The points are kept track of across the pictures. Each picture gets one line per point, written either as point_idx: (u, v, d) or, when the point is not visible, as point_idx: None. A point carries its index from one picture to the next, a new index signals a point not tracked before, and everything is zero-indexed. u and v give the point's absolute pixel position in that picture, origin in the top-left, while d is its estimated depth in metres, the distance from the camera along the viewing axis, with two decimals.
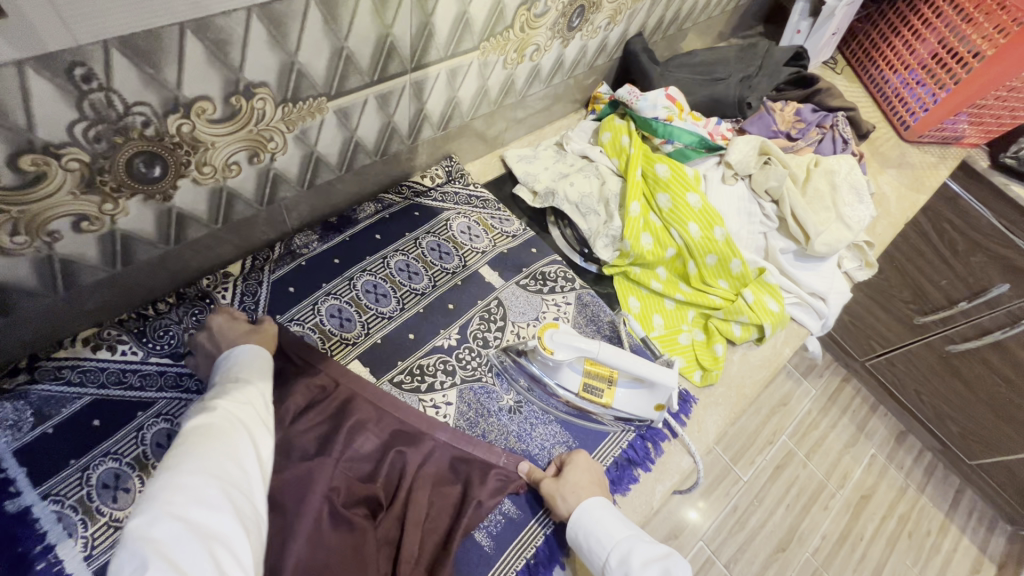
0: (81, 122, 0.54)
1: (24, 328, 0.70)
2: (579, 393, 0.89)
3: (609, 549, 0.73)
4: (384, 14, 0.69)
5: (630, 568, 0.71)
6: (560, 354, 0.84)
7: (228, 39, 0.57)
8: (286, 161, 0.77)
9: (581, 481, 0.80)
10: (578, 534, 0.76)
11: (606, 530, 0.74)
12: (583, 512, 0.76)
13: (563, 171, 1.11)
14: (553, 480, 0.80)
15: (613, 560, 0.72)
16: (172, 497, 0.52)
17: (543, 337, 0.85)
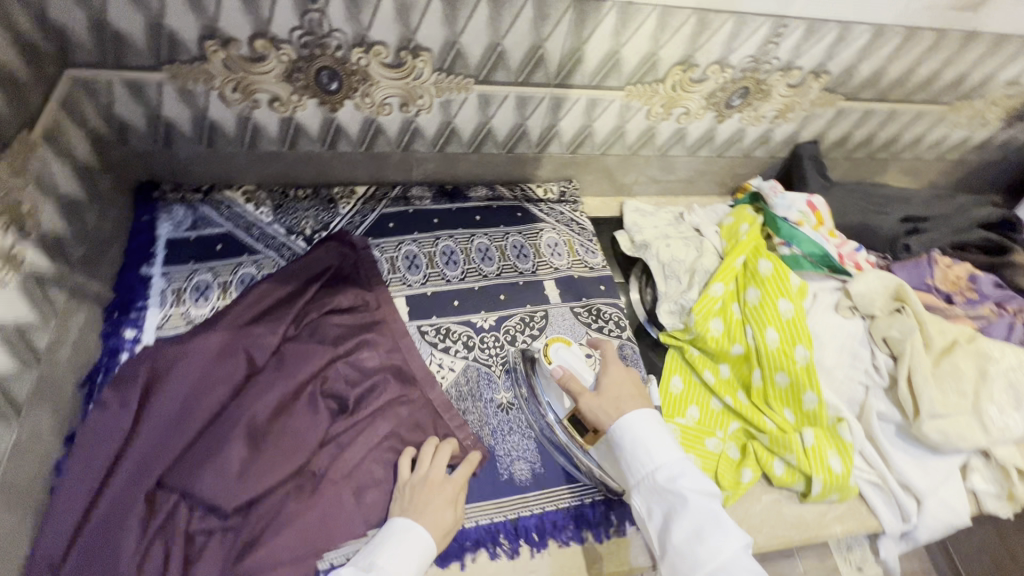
0: (298, 29, 0.76)
1: (214, 164, 0.97)
2: (565, 422, 0.84)
3: (658, 464, 0.72)
4: (541, 28, 0.82)
5: (676, 488, 0.70)
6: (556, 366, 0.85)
7: (413, 6, 0.76)
8: (427, 119, 0.94)
9: (623, 398, 0.78)
10: (624, 440, 0.74)
11: (657, 450, 0.73)
12: (630, 419, 0.75)
13: (669, 234, 1.11)
14: (594, 398, 0.79)
15: (660, 477, 0.72)
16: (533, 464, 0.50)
17: (549, 347, 0.87)
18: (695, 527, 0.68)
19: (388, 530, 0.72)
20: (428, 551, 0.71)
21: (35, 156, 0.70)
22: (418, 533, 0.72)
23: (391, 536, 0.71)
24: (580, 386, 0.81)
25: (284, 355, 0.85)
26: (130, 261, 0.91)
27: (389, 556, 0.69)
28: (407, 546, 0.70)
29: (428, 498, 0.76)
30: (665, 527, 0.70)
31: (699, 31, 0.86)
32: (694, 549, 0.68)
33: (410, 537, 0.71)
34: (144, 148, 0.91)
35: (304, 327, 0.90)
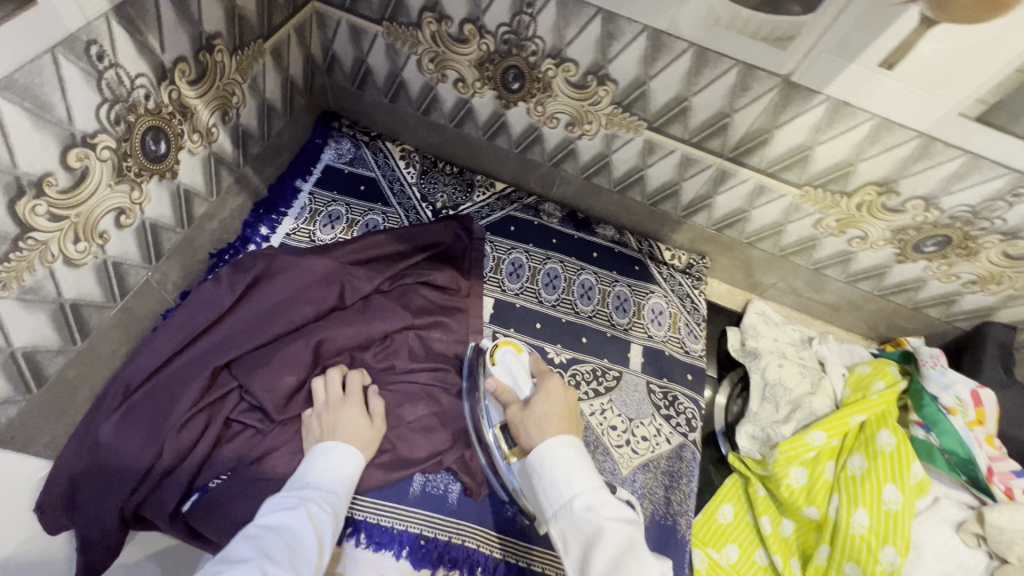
0: (505, 26, 0.80)
1: (389, 117, 1.06)
2: (496, 429, 0.77)
3: (576, 491, 0.61)
4: (737, 99, 0.77)
5: (593, 517, 0.58)
6: (496, 371, 0.79)
7: (617, 38, 0.75)
8: (587, 145, 0.94)
9: (547, 417, 0.68)
10: (541, 466, 0.64)
11: (576, 472, 0.62)
12: (550, 443, 0.64)
13: (786, 353, 0.99)
14: (519, 412, 0.71)
15: (578, 503, 0.60)
16: None
17: (498, 348, 0.81)
18: (614, 557, 0.56)
19: (310, 458, 0.72)
20: (352, 461, 0.72)
21: (259, 62, 0.81)
22: (339, 449, 0.72)
23: (317, 460, 0.71)
24: (511, 396, 0.74)
25: (369, 304, 0.90)
26: (292, 172, 1.04)
27: (319, 470, 0.69)
28: (337, 460, 0.71)
29: (339, 418, 0.75)
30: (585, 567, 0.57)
31: (916, 158, 0.75)
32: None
33: (336, 451, 0.72)
34: (343, 84, 1.02)
35: (396, 287, 0.94)
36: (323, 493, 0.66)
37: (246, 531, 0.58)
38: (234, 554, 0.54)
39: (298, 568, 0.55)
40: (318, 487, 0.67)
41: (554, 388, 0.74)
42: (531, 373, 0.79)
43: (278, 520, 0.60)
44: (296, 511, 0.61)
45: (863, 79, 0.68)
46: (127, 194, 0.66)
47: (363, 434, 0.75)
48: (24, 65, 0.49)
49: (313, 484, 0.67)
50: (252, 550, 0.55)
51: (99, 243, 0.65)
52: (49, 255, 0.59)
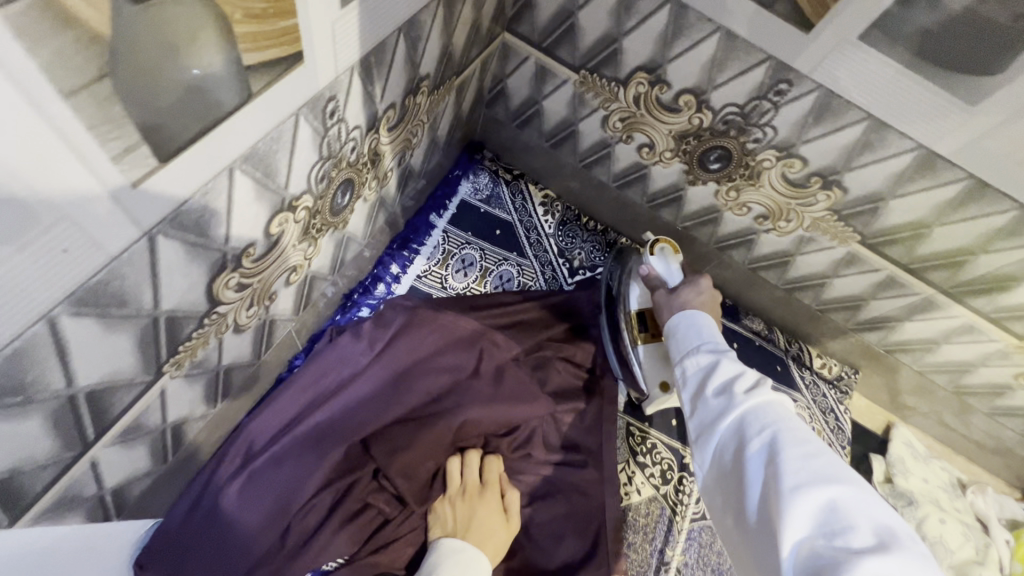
0: (734, 107, 0.69)
1: (540, 160, 0.96)
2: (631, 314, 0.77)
3: (705, 341, 0.56)
4: (996, 241, 0.66)
5: (716, 357, 0.54)
6: (650, 259, 0.77)
7: (875, 149, 0.64)
8: (771, 239, 0.83)
9: (694, 303, 0.64)
10: (677, 329, 0.61)
11: (710, 331, 0.58)
12: (692, 313, 0.61)
13: (940, 502, 0.89)
14: (665, 298, 0.68)
15: (703, 347, 0.56)
16: (806, 470, 0.41)
17: (656, 244, 0.79)
18: (727, 381, 0.50)
19: (434, 555, 0.63)
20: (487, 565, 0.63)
21: (444, 99, 0.71)
22: (470, 551, 0.63)
23: (448, 559, 0.62)
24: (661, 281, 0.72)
25: (505, 376, 0.79)
26: (427, 204, 0.94)
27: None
28: (468, 568, 0.61)
29: (474, 514, 0.68)
30: (696, 395, 0.52)
31: None
32: (717, 402, 0.49)
33: (470, 556, 0.62)
34: (501, 119, 0.92)
35: (533, 358, 0.84)
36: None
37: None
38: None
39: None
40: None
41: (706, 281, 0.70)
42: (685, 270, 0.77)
43: None
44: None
45: None
46: (303, 252, 0.57)
47: (496, 537, 0.67)
48: (269, 132, 0.39)
49: None
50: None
51: (265, 305, 0.56)
52: (224, 326, 0.50)
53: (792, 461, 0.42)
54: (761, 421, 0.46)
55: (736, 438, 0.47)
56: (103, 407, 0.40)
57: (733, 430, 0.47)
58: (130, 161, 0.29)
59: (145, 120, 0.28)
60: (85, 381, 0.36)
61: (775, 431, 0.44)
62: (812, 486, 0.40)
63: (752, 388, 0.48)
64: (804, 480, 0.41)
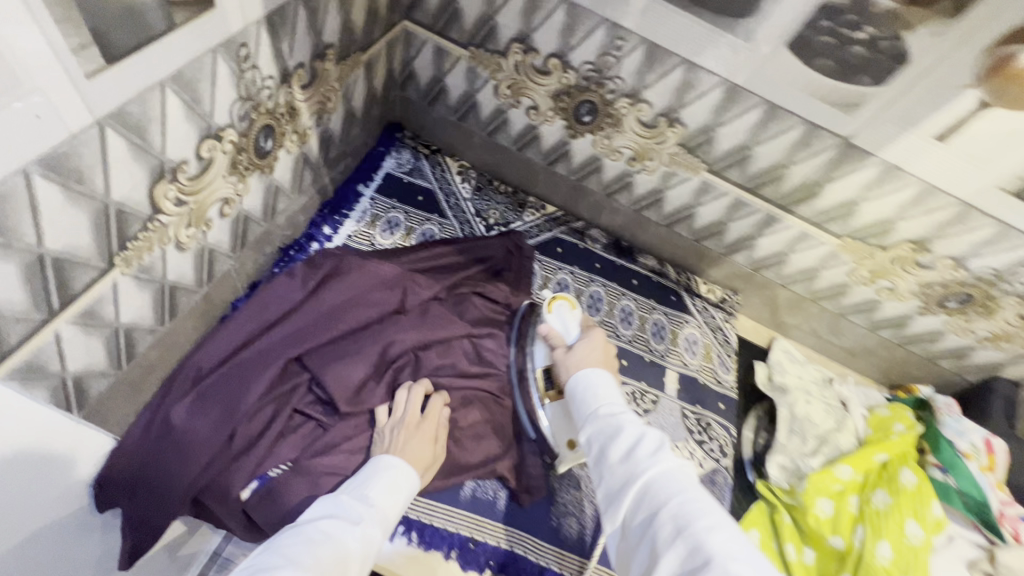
0: (588, 64, 0.86)
1: (452, 133, 1.11)
2: (539, 371, 0.84)
3: (602, 403, 0.62)
4: (797, 153, 0.84)
5: (614, 418, 0.59)
6: (550, 319, 0.84)
7: (695, 87, 0.82)
8: (644, 179, 1.00)
9: (588, 357, 0.72)
10: (577, 387, 0.67)
11: (607, 391, 0.64)
12: (585, 372, 0.68)
13: (810, 391, 1.05)
14: (563, 355, 0.76)
15: (602, 408, 0.61)
16: (709, 536, 0.47)
17: (553, 300, 0.87)
18: (631, 450, 0.56)
19: (369, 466, 0.70)
20: (411, 482, 0.70)
21: (354, 72, 0.85)
22: (403, 469, 0.70)
23: (381, 471, 0.69)
24: (557, 340, 0.79)
25: (427, 311, 0.92)
26: (355, 177, 1.07)
27: (381, 487, 0.66)
28: (398, 480, 0.69)
29: (410, 438, 0.75)
30: (601, 460, 0.57)
31: (953, 222, 0.83)
32: (626, 472, 0.54)
33: (404, 472, 0.70)
34: (414, 99, 1.07)
35: (452, 297, 0.98)
36: (377, 513, 0.64)
37: (304, 529, 0.56)
38: (294, 554, 0.51)
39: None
40: (377, 508, 0.64)
41: (598, 338, 0.76)
42: (581, 325, 0.83)
43: (332, 528, 0.57)
44: (355, 527, 0.59)
45: (916, 148, 0.76)
46: (234, 186, 0.69)
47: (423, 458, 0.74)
48: (193, 61, 0.52)
49: (372, 502, 0.64)
50: (309, 559, 0.52)
51: (203, 229, 0.67)
52: (166, 237, 0.61)
53: (700, 534, 0.48)
54: (668, 492, 0.52)
55: (644, 510, 0.52)
56: (66, 279, 0.50)
57: (642, 500, 0.53)
58: (84, 55, 0.41)
59: (94, 25, 0.41)
60: (52, 245, 0.47)
61: (678, 499, 0.50)
62: (714, 552, 0.46)
63: (653, 454, 0.54)
64: (706, 543, 0.47)
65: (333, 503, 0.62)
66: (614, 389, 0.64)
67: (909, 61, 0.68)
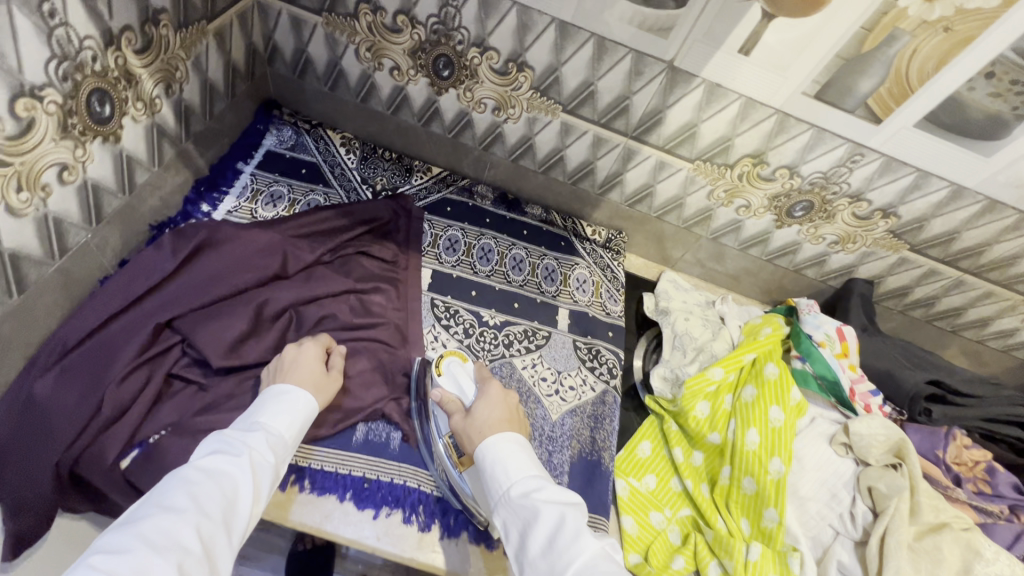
0: (433, 17, 0.90)
1: (329, 104, 1.13)
2: (448, 440, 0.81)
3: (512, 482, 0.67)
4: (633, 82, 0.91)
5: (529, 502, 0.64)
6: (442, 381, 0.85)
7: (531, 28, 0.87)
8: (512, 128, 1.05)
9: (486, 418, 0.76)
10: (485, 463, 0.71)
11: (512, 466, 0.69)
12: (491, 440, 0.72)
13: (693, 311, 1.12)
14: (462, 420, 0.78)
15: (512, 490, 0.66)
16: None
17: (442, 360, 0.87)
18: (551, 538, 0.61)
19: (263, 395, 0.73)
20: (305, 402, 0.74)
21: (203, 42, 0.87)
22: (296, 391, 0.74)
23: (272, 398, 0.72)
24: (455, 406, 0.80)
25: (311, 274, 0.95)
26: (233, 154, 1.07)
27: (270, 411, 0.70)
28: (292, 404, 0.72)
29: (295, 355, 0.80)
30: (522, 548, 0.62)
31: (777, 131, 0.91)
32: (550, 564, 0.59)
33: (298, 394, 0.74)
34: (284, 74, 1.09)
35: (337, 259, 1.01)
36: (268, 433, 0.67)
37: (184, 472, 0.59)
38: (170, 503, 0.55)
39: (227, 526, 0.57)
40: (268, 431, 0.67)
41: (495, 394, 0.81)
42: (473, 379, 0.85)
43: (216, 464, 0.61)
44: (240, 458, 0.62)
45: (727, 63, 0.84)
46: (70, 151, 0.69)
47: (315, 377, 0.78)
48: None
49: (262, 426, 0.68)
50: (186, 501, 0.56)
51: (41, 195, 0.67)
52: None
53: None
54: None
55: None
56: None
57: None
58: None
59: None
60: None
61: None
62: None
63: (569, 538, 0.60)
64: None
65: (218, 439, 0.65)
66: (526, 465, 0.69)
67: None
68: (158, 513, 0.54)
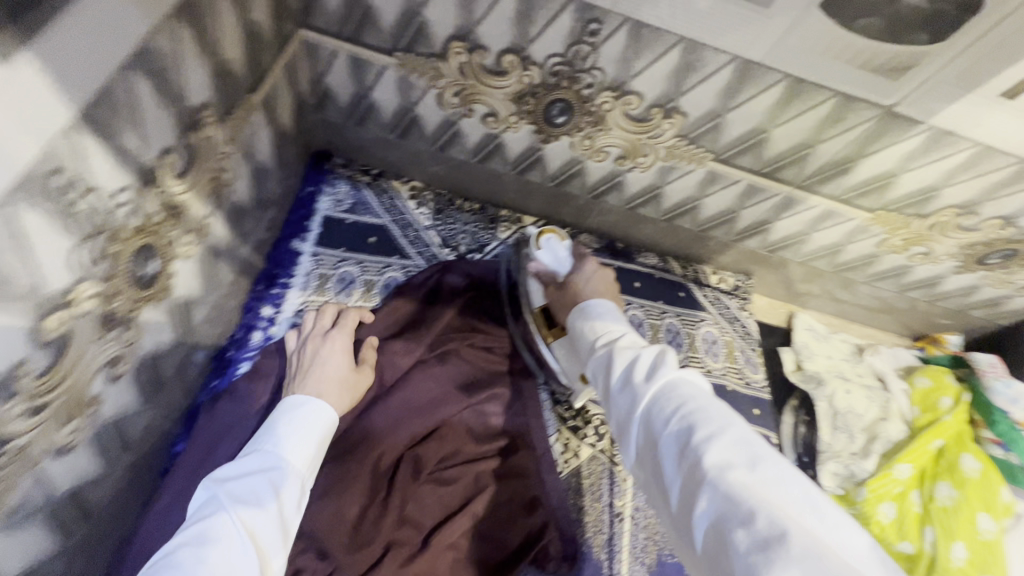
0: (556, 56, 0.66)
1: (393, 152, 0.89)
2: (536, 311, 0.77)
3: (599, 332, 0.58)
4: (826, 129, 0.68)
5: (613, 348, 0.54)
6: (540, 254, 0.76)
7: (697, 68, 0.63)
8: (637, 177, 0.83)
9: (587, 291, 0.68)
10: (576, 322, 0.63)
11: (601, 319, 0.59)
12: (588, 304, 0.63)
13: (845, 373, 0.96)
14: (558, 292, 0.71)
15: (598, 341, 0.57)
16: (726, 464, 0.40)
17: (541, 234, 0.78)
18: (629, 373, 0.50)
19: (271, 420, 0.53)
20: (327, 432, 0.54)
21: (249, 122, 0.63)
22: (319, 408, 0.55)
23: (292, 408, 0.54)
24: (550, 277, 0.74)
25: (412, 384, 0.75)
26: (286, 231, 0.85)
27: (295, 435, 0.51)
28: (310, 424, 0.53)
29: (319, 350, 0.66)
30: (604, 388, 0.53)
31: (1009, 183, 0.70)
32: (628, 397, 0.49)
33: (307, 414, 0.54)
34: (336, 121, 0.85)
35: (439, 353, 0.80)
36: (268, 471, 0.47)
37: (174, 545, 0.41)
38: None
39: None
40: (285, 468, 0.49)
41: (592, 269, 0.72)
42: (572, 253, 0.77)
43: (213, 528, 0.42)
44: (246, 522, 0.43)
45: (976, 110, 0.61)
46: (120, 340, 0.49)
47: (344, 375, 0.64)
48: None
49: (283, 460, 0.49)
50: None
51: (92, 411, 0.49)
52: (32, 458, 0.42)
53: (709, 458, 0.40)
54: (669, 408, 0.45)
55: (650, 438, 0.46)
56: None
57: (646, 432, 0.47)
58: None
59: None
60: None
61: (679, 410, 0.44)
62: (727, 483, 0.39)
63: (653, 374, 0.48)
64: (713, 469, 0.40)
65: (214, 489, 0.45)
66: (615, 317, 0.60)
67: (979, 10, 0.52)
68: None
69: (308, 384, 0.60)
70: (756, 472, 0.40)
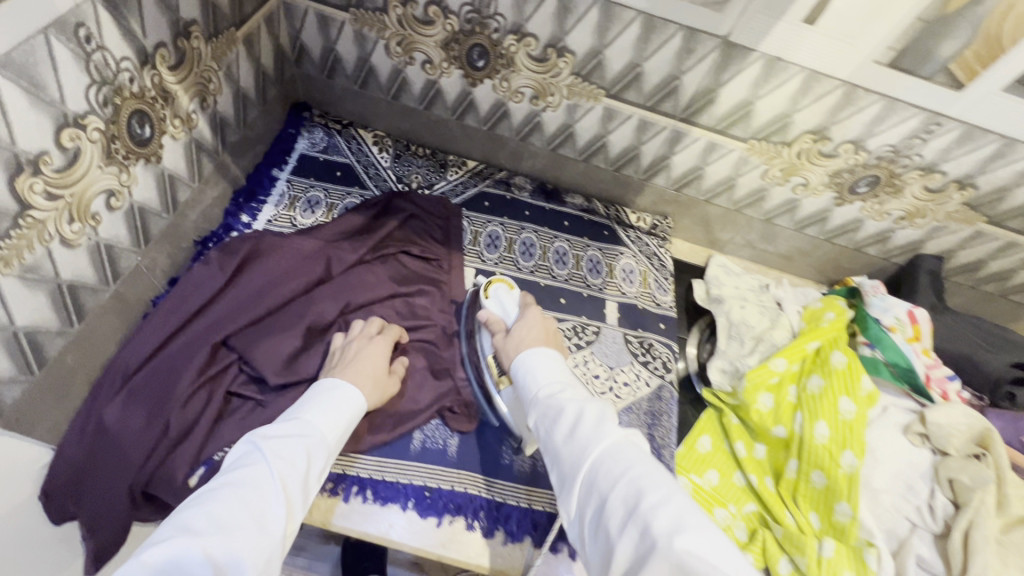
0: (468, 5, 0.86)
1: (359, 103, 1.10)
2: (489, 356, 0.83)
3: (542, 384, 0.67)
4: (683, 61, 0.85)
5: (554, 399, 0.63)
6: (489, 304, 0.85)
7: (572, 10, 0.82)
8: (552, 116, 1.01)
9: (526, 337, 0.75)
10: (519, 372, 0.71)
11: (545, 373, 0.68)
12: (531, 355, 0.71)
13: (747, 297, 1.07)
14: (504, 338, 0.79)
15: (540, 394, 0.65)
16: (652, 509, 0.48)
17: (490, 284, 0.87)
18: (573, 426, 0.59)
19: (305, 396, 0.68)
20: (353, 409, 0.68)
21: (233, 51, 0.84)
22: (348, 392, 0.69)
23: (315, 394, 0.68)
24: (498, 325, 0.81)
25: (351, 273, 0.91)
26: (267, 162, 1.05)
27: (319, 410, 0.65)
28: (331, 402, 0.67)
29: (361, 349, 0.78)
30: (551, 438, 0.61)
31: (843, 105, 0.84)
32: (574, 449, 0.58)
33: (345, 396, 0.68)
34: (313, 75, 1.06)
35: (379, 254, 0.96)
36: (307, 437, 0.61)
37: (214, 487, 0.54)
38: (190, 524, 0.49)
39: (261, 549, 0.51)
40: (313, 433, 0.62)
41: (534, 318, 0.79)
42: (518, 303, 0.84)
43: (245, 474, 0.55)
44: (272, 485, 0.55)
45: (789, 35, 0.77)
46: (116, 176, 0.68)
47: (377, 371, 0.75)
48: (20, 43, 0.51)
49: (303, 421, 0.63)
50: (206, 525, 0.49)
51: (91, 224, 0.67)
52: (46, 233, 0.60)
53: (645, 504, 0.49)
54: (612, 464, 0.54)
55: (594, 491, 0.54)
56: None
57: (589, 483, 0.55)
58: None
59: None
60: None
61: (622, 474, 0.53)
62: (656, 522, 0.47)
63: (596, 431, 0.58)
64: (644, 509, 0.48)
65: (252, 439, 0.59)
66: (563, 372, 0.69)
67: None
68: (172, 535, 0.47)
69: (348, 375, 0.72)
70: (679, 513, 0.48)
